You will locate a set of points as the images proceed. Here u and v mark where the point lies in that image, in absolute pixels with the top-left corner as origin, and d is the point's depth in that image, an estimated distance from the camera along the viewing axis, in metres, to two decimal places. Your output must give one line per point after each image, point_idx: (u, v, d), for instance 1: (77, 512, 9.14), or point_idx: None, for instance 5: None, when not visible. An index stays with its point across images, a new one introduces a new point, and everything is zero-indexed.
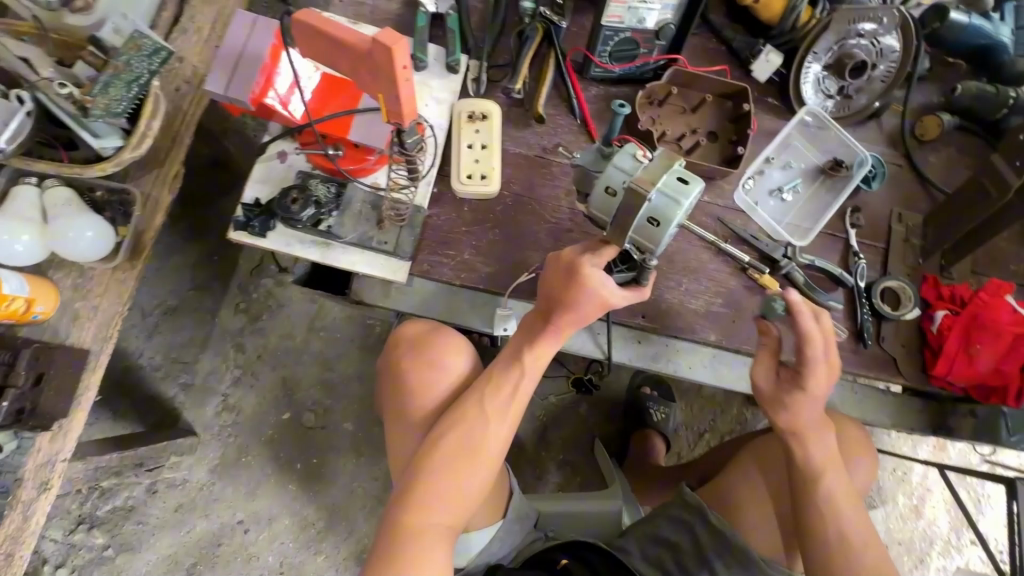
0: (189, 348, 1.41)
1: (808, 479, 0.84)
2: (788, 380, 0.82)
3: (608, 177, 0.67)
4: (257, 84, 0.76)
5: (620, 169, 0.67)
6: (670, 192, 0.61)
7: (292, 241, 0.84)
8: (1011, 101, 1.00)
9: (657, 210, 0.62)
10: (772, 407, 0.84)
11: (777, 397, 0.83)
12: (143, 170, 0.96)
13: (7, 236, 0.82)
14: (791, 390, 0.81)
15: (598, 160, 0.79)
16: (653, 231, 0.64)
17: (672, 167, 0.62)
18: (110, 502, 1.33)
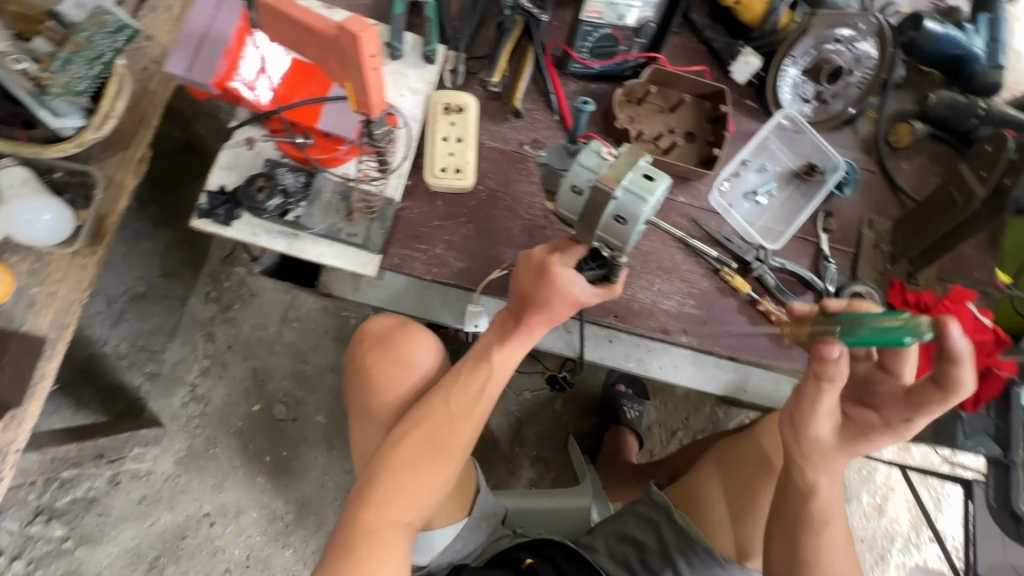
0: (157, 337, 1.37)
1: (817, 511, 0.77)
2: (869, 429, 0.75)
3: (574, 176, 0.63)
4: (220, 67, 0.72)
5: (586, 167, 0.62)
6: (636, 189, 0.59)
7: (258, 232, 0.82)
8: (981, 112, 1.01)
9: (624, 207, 0.60)
10: (837, 456, 0.76)
11: (846, 446, 0.76)
12: (104, 152, 0.92)
13: None
14: (869, 440, 0.75)
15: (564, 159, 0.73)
16: (620, 229, 0.62)
17: (637, 163, 0.60)
18: (70, 493, 1.29)
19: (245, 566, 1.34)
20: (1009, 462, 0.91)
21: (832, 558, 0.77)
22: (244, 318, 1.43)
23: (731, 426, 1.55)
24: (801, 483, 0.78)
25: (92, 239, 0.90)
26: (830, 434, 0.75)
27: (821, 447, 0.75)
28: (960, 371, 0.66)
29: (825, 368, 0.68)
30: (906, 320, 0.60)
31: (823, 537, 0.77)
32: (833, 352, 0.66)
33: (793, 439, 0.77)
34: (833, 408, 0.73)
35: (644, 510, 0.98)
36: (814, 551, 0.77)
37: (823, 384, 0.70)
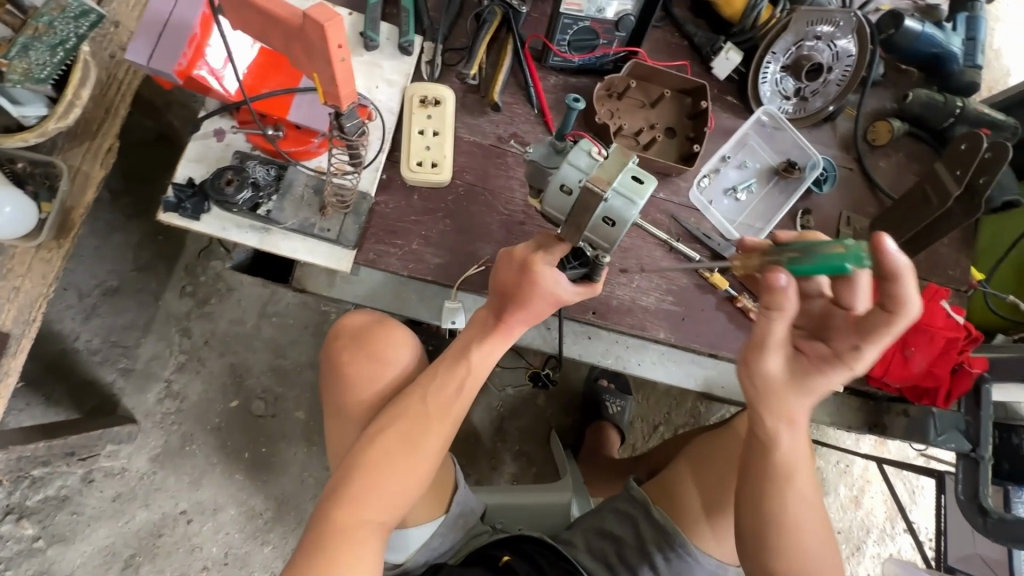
0: (130, 332, 1.34)
1: (784, 466, 0.75)
2: (822, 363, 0.73)
3: (563, 175, 0.59)
4: (184, 55, 0.71)
5: (577, 167, 0.59)
6: (627, 192, 0.57)
7: (227, 226, 0.80)
8: (958, 111, 1.02)
9: (613, 209, 0.58)
10: (789, 394, 0.74)
11: (797, 382, 0.74)
12: (69, 142, 0.89)
13: None
14: (823, 375, 0.73)
15: (552, 157, 0.66)
16: (609, 231, 0.60)
17: (628, 164, 0.57)
18: (41, 491, 1.26)
19: (224, 564, 1.32)
20: (979, 457, 0.91)
21: (798, 516, 0.76)
22: (221, 313, 1.40)
23: (712, 421, 1.57)
24: (764, 437, 0.76)
25: (57, 232, 0.87)
26: (777, 368, 0.73)
27: (770, 384, 0.74)
28: (903, 288, 0.65)
29: (774, 300, 0.67)
30: (848, 246, 0.61)
31: (789, 493, 0.76)
32: (780, 282, 0.65)
33: (746, 380, 0.76)
34: (781, 341, 0.71)
35: (622, 505, 0.98)
36: (780, 508, 0.76)
37: (772, 317, 0.68)
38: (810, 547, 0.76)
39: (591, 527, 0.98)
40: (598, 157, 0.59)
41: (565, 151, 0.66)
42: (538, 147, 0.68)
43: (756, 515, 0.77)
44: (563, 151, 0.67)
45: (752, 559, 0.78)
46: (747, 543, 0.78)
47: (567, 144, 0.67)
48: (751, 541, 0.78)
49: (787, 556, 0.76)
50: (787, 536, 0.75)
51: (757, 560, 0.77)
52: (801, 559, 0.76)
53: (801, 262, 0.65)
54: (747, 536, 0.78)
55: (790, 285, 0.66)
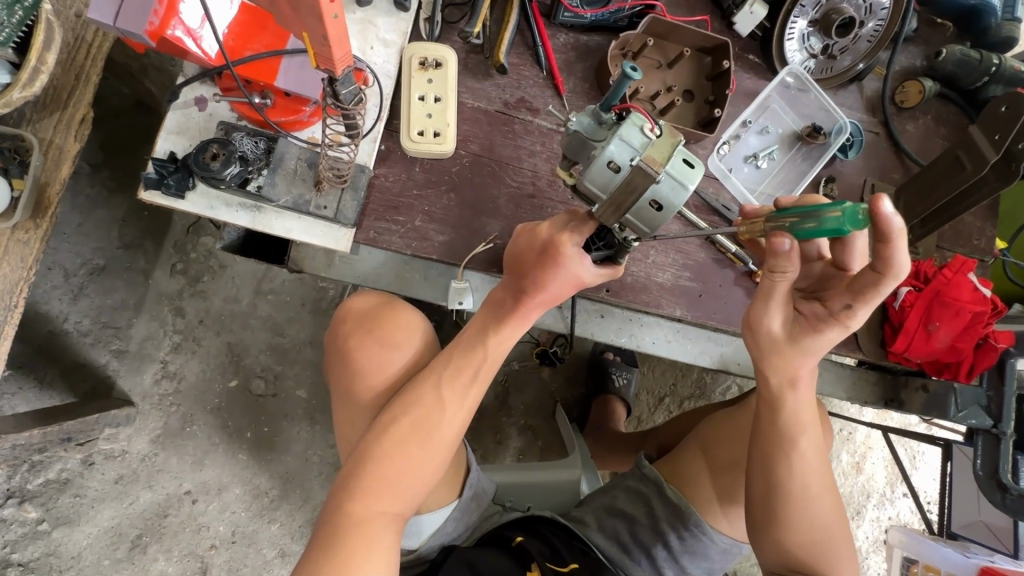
0: (122, 312, 1.28)
1: (789, 434, 0.75)
2: (817, 320, 0.71)
3: (613, 151, 0.55)
4: (156, 13, 0.63)
5: (629, 143, 0.55)
6: (679, 175, 0.55)
7: (215, 204, 0.74)
8: (993, 69, 0.96)
9: (662, 193, 0.56)
10: (785, 355, 0.72)
11: (795, 341, 0.72)
12: (40, 113, 0.81)
13: None
14: (820, 334, 0.70)
15: (598, 131, 0.58)
16: (654, 217, 0.58)
17: (678, 146, 0.56)
18: (42, 475, 1.23)
19: (231, 542, 1.32)
20: (1000, 433, 0.91)
21: (806, 482, 0.76)
22: (215, 292, 1.34)
23: (717, 393, 1.56)
24: (772, 405, 0.76)
25: (33, 211, 0.81)
26: (776, 326, 0.71)
27: (770, 343, 0.72)
28: (892, 247, 0.61)
29: (778, 262, 0.64)
30: (845, 209, 0.55)
31: (795, 460, 0.75)
32: (784, 246, 0.62)
33: (748, 340, 0.75)
34: (782, 297, 0.69)
35: (634, 484, 0.96)
36: (791, 478, 0.75)
37: (776, 277, 0.66)
38: (817, 515, 0.76)
39: (604, 507, 0.96)
40: (652, 134, 0.56)
41: (613, 126, 0.57)
42: (580, 116, 0.59)
43: (766, 487, 0.76)
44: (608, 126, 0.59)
45: (765, 538, 0.78)
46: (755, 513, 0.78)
47: (615, 116, 0.58)
48: (762, 512, 0.77)
49: (795, 526, 0.76)
50: (799, 509, 0.76)
51: (767, 531, 0.77)
52: (811, 526, 0.76)
53: (799, 227, 0.60)
54: (757, 512, 0.78)
55: (793, 247, 0.62)
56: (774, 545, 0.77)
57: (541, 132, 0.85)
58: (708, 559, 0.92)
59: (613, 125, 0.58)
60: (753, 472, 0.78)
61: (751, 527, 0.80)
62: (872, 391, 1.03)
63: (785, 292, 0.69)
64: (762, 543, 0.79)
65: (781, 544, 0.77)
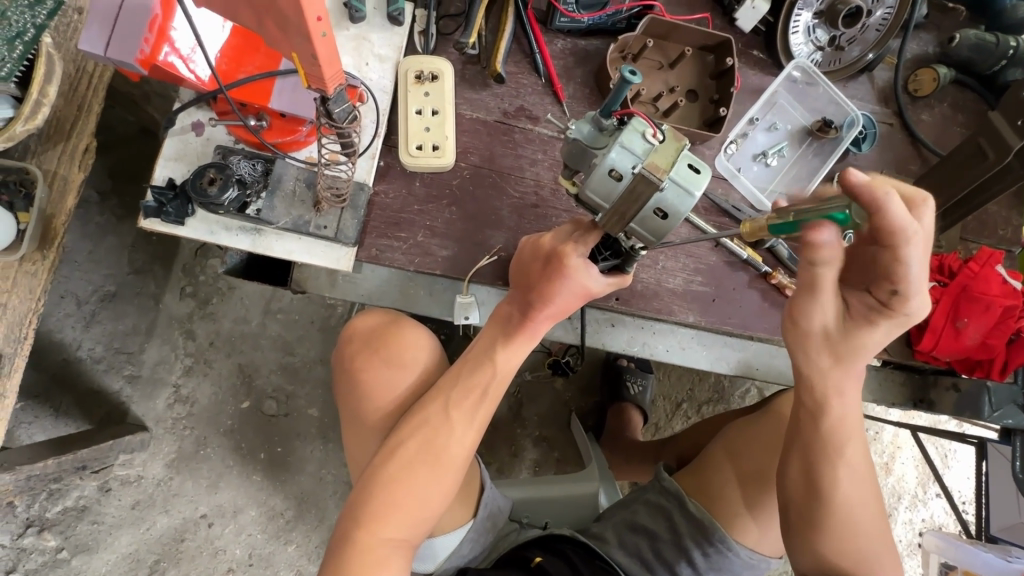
0: (133, 337, 1.29)
1: (832, 443, 0.72)
2: (869, 313, 0.67)
3: (614, 160, 0.54)
4: (146, 41, 0.62)
5: (631, 151, 0.54)
6: (683, 181, 0.53)
7: (216, 228, 0.73)
8: (1011, 53, 0.92)
9: (667, 201, 0.53)
10: (837, 353, 0.69)
11: (843, 335, 0.68)
12: (44, 146, 0.81)
13: None
14: (872, 326, 0.67)
15: (599, 138, 0.57)
16: (659, 225, 0.55)
17: (683, 150, 0.52)
18: (60, 503, 1.24)
19: (248, 565, 1.31)
20: None
21: (853, 493, 0.72)
22: (225, 314, 1.34)
23: (736, 397, 1.52)
24: (814, 412, 0.72)
25: (40, 242, 0.81)
26: (824, 320, 0.68)
27: (817, 339, 0.69)
28: (890, 217, 0.55)
29: (815, 254, 0.60)
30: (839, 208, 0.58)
31: (840, 471, 0.72)
32: (823, 237, 0.57)
33: (790, 338, 0.72)
34: (828, 289, 0.65)
35: (654, 497, 0.93)
36: (834, 488, 0.72)
37: (818, 266, 0.62)
38: (861, 527, 0.73)
39: (624, 521, 0.93)
40: (654, 140, 0.54)
41: (614, 131, 0.56)
42: (580, 123, 0.58)
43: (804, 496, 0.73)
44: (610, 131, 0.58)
45: (800, 549, 0.75)
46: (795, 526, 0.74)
47: (615, 122, 0.57)
48: (800, 522, 0.74)
49: (836, 538, 0.72)
50: (840, 521, 0.72)
51: (804, 542, 0.74)
52: (857, 538, 0.72)
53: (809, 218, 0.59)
54: (795, 522, 0.74)
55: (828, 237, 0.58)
56: (810, 556, 0.74)
57: (541, 140, 0.83)
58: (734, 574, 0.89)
59: (614, 131, 0.57)
60: (789, 481, 0.75)
61: (784, 537, 0.76)
62: (901, 393, 0.98)
63: (833, 284, 0.64)
64: (798, 555, 0.75)
65: (818, 556, 0.73)
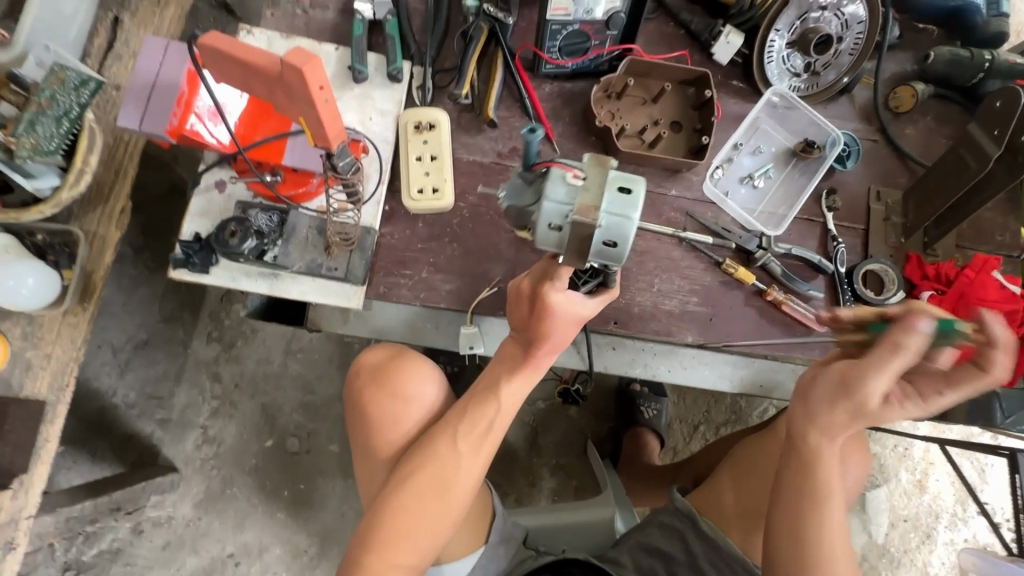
0: (164, 383, 1.36)
1: (819, 489, 0.68)
2: (906, 399, 0.65)
3: (547, 215, 0.55)
4: (174, 115, 0.71)
5: (559, 201, 0.55)
6: (618, 207, 0.54)
7: (237, 275, 0.79)
8: (987, 65, 0.95)
9: (611, 232, 0.55)
10: (859, 420, 0.65)
11: (879, 411, 0.65)
12: (87, 209, 0.90)
13: (12, 282, 0.79)
14: (904, 412, 0.65)
15: (526, 192, 0.59)
16: (616, 252, 0.57)
17: (605, 180, 0.54)
18: (95, 546, 1.29)
19: None
20: None
21: (838, 549, 0.67)
22: (249, 355, 1.41)
23: (754, 417, 1.50)
24: (800, 453, 0.69)
25: (81, 296, 0.89)
26: (875, 397, 0.63)
27: (855, 409, 0.64)
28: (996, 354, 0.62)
29: (905, 337, 0.60)
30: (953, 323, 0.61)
31: (825, 519, 0.67)
32: (920, 326, 0.60)
33: (827, 400, 0.66)
34: (894, 376, 0.62)
35: (667, 519, 0.93)
36: (818, 536, 0.67)
37: (897, 351, 0.61)
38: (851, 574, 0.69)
39: (638, 544, 0.94)
40: (577, 178, 0.55)
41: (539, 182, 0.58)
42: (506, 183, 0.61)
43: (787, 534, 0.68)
44: (535, 181, 0.60)
45: None
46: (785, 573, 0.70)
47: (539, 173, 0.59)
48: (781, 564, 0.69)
49: None
50: (822, 573, 0.67)
51: None
52: None
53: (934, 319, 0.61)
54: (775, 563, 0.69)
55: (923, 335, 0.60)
56: None
57: None
58: None
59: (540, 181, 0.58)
60: (774, 519, 0.70)
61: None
62: None
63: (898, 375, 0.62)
64: None
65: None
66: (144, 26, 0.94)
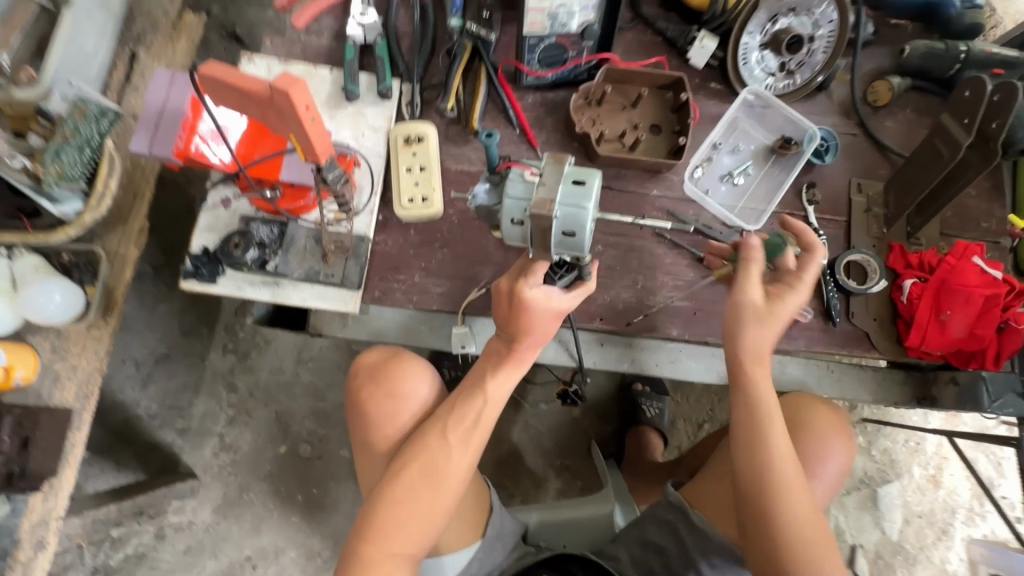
0: (183, 393, 1.43)
1: (757, 399, 0.78)
2: (781, 290, 0.80)
3: (509, 211, 0.63)
4: (179, 138, 0.77)
5: (518, 197, 0.62)
6: (572, 198, 0.60)
7: (242, 284, 0.85)
8: (963, 56, 0.97)
9: (568, 222, 0.61)
10: (762, 321, 0.78)
11: (768, 309, 0.79)
12: (107, 229, 0.98)
13: (45, 291, 0.87)
14: (787, 299, 0.79)
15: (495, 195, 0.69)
16: (576, 240, 0.63)
17: (561, 175, 0.61)
18: (122, 550, 1.36)
19: None
20: None
21: (782, 451, 0.75)
22: (262, 365, 1.47)
23: None
24: (736, 371, 0.80)
25: (103, 311, 0.95)
26: (755, 295, 0.79)
27: (750, 311, 0.78)
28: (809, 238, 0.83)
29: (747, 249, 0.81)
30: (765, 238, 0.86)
31: (768, 426, 0.76)
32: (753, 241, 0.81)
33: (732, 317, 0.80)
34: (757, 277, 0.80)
35: (662, 514, 0.94)
36: (763, 441, 0.76)
37: (749, 261, 0.80)
38: (810, 499, 0.74)
39: (633, 537, 0.96)
40: (534, 177, 0.62)
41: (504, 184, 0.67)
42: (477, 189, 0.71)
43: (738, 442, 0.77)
44: (499, 183, 0.69)
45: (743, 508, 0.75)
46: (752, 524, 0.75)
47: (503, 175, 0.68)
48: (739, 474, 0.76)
49: (770, 495, 0.73)
50: (772, 475, 0.74)
51: (744, 497, 0.75)
52: (790, 505, 0.73)
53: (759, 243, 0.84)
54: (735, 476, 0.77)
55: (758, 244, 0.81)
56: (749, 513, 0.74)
57: None
58: None
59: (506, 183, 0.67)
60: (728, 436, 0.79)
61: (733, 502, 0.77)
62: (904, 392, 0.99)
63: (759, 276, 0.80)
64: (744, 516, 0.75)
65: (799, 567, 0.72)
66: (158, 60, 1.02)
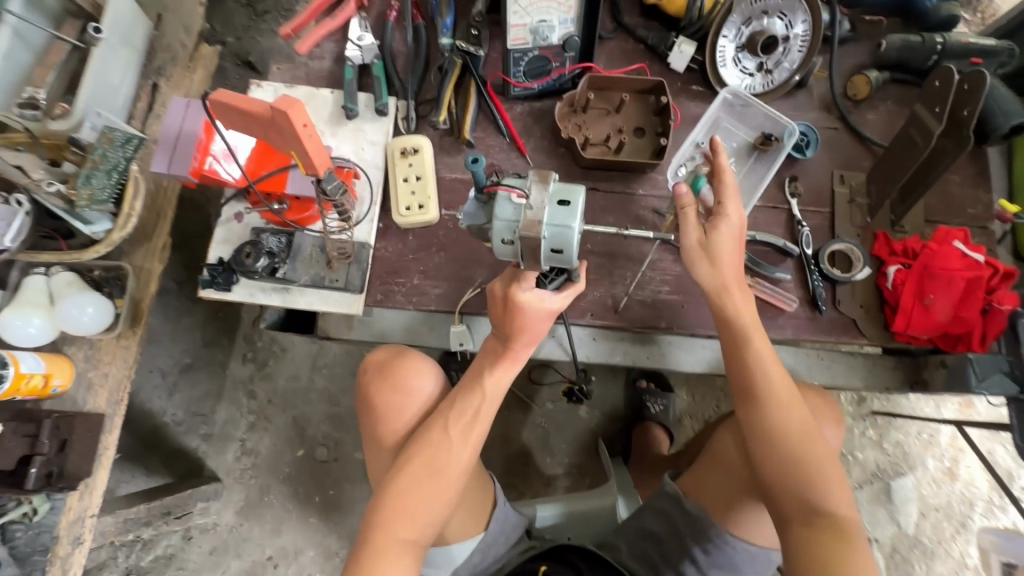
0: (206, 401, 1.50)
1: (742, 322, 0.82)
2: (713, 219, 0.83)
3: (499, 232, 0.68)
4: (195, 159, 0.85)
5: (506, 219, 0.67)
6: (558, 219, 0.65)
7: (254, 291, 0.92)
8: (940, 47, 1.00)
9: (556, 240, 0.66)
10: (708, 255, 0.81)
11: (709, 241, 0.82)
12: (134, 246, 1.06)
13: (78, 305, 0.94)
14: (720, 227, 0.82)
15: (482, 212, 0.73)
16: (564, 256, 0.69)
17: (546, 197, 0.65)
18: (152, 551, 1.43)
19: None
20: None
21: (773, 371, 0.81)
22: (280, 373, 1.55)
23: None
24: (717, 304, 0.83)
25: (132, 321, 1.04)
26: (691, 236, 0.82)
27: (695, 250, 0.82)
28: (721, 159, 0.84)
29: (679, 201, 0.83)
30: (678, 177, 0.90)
31: (756, 346, 0.81)
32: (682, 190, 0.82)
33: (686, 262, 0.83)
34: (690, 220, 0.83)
35: (659, 503, 0.97)
36: (756, 359, 0.81)
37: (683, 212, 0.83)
38: (799, 405, 0.80)
39: (632, 529, 0.99)
40: (520, 200, 0.67)
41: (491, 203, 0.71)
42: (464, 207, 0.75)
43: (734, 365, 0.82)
44: (488, 202, 0.73)
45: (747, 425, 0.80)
46: (762, 473, 0.79)
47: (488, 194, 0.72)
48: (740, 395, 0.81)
49: (769, 407, 0.79)
50: (768, 390, 0.79)
51: (748, 415, 0.80)
52: (786, 414, 0.79)
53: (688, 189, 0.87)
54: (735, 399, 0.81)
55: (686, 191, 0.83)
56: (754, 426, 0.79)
57: None
58: (736, 568, 0.91)
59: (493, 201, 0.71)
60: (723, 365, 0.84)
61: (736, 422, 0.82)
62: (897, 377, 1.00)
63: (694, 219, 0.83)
64: (750, 435, 0.80)
65: (815, 557, 0.73)
66: (178, 89, 1.12)
